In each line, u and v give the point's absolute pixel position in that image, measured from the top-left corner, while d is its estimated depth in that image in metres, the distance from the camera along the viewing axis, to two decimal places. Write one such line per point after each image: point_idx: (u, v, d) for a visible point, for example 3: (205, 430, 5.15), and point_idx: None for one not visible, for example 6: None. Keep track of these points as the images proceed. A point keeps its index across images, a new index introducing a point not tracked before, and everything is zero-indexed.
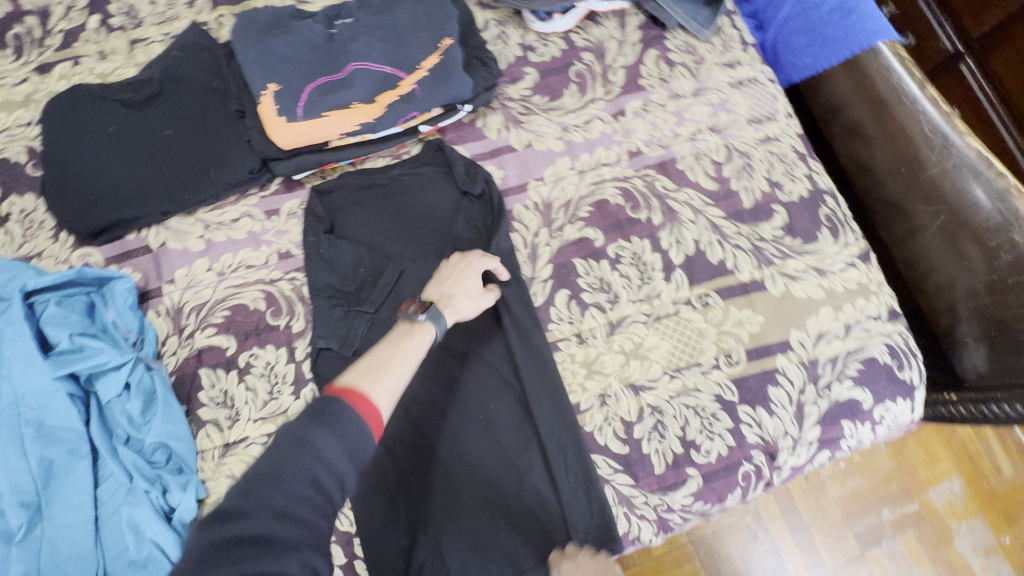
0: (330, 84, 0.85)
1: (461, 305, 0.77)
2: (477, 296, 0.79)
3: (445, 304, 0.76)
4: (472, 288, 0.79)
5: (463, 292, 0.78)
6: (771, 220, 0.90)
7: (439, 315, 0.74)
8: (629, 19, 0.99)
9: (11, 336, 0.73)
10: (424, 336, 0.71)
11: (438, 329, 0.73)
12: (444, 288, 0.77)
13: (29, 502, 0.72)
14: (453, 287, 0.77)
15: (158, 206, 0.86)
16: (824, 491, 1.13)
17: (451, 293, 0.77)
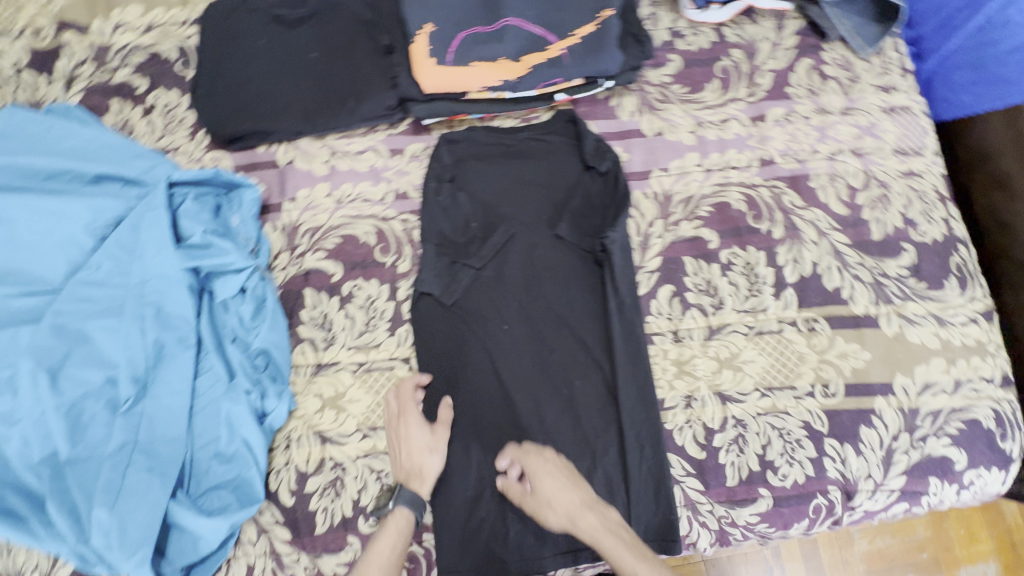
0: (482, 36, 0.85)
1: (427, 471, 0.75)
2: (431, 443, 0.77)
3: (415, 478, 0.75)
4: (423, 441, 0.76)
5: (419, 452, 0.76)
6: (898, 257, 0.86)
7: (408, 493, 0.73)
8: (788, 21, 0.95)
9: (150, 221, 0.77)
10: (402, 524, 0.72)
11: (414, 510, 0.73)
12: (404, 462, 0.76)
13: (138, 379, 0.76)
14: (409, 454, 0.76)
15: (292, 125, 0.88)
16: (851, 543, 1.07)
17: (418, 465, 0.75)
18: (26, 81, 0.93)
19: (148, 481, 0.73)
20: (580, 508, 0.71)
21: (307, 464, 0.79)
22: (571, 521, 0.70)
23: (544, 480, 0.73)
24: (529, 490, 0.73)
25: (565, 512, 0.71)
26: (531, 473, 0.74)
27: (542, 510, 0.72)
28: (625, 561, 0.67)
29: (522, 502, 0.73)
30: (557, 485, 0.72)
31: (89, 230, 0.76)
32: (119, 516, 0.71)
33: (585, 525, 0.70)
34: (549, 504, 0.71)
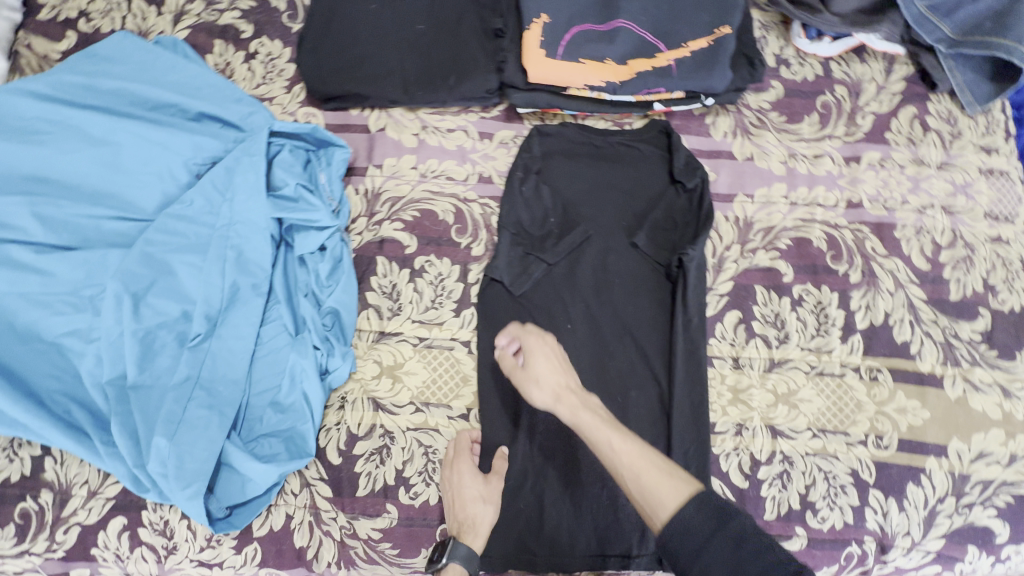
0: (594, 34, 0.84)
1: (479, 520, 0.74)
2: (485, 493, 0.76)
3: (468, 532, 0.73)
4: (476, 490, 0.76)
5: (472, 501, 0.75)
6: (973, 321, 0.85)
7: (463, 546, 0.72)
8: (898, 66, 0.93)
9: (246, 166, 0.78)
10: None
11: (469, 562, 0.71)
12: (457, 513, 0.75)
13: (210, 318, 0.76)
14: (462, 504, 0.75)
15: (390, 93, 0.88)
16: None
17: (471, 515, 0.75)
18: (137, 9, 0.95)
19: (207, 418, 0.74)
20: (566, 388, 0.73)
21: (358, 427, 0.81)
22: (554, 400, 0.72)
23: (536, 358, 0.75)
24: (520, 366, 0.76)
25: (551, 390, 0.73)
26: (527, 350, 0.76)
27: (528, 385, 0.74)
28: (601, 434, 0.68)
29: (512, 376, 0.76)
30: (548, 363, 0.74)
31: (187, 166, 0.78)
32: (176, 448, 0.72)
33: (566, 405, 0.71)
34: (536, 379, 0.74)
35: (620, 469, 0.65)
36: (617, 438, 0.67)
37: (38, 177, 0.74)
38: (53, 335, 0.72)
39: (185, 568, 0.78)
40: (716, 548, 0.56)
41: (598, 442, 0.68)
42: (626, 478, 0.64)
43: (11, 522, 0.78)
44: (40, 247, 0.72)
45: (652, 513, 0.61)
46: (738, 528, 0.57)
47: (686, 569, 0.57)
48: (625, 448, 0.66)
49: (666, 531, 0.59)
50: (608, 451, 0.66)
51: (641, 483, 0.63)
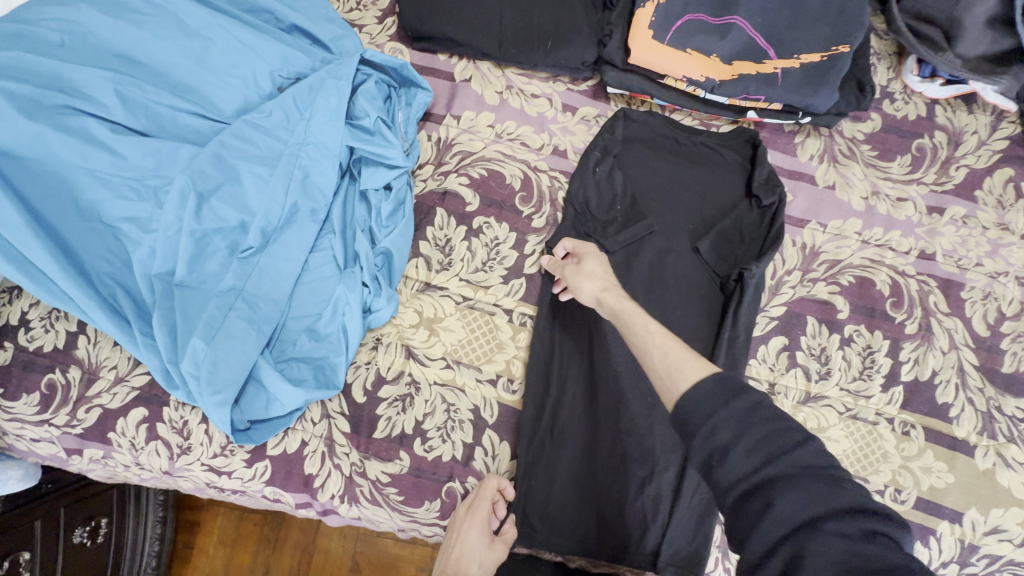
0: (706, 25, 0.81)
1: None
2: (487, 557, 0.73)
3: None
4: (478, 550, 0.73)
5: (472, 560, 0.72)
6: (1019, 398, 0.83)
7: None
8: (1005, 124, 0.89)
9: (331, 89, 0.76)
10: None
11: None
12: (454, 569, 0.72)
13: (265, 234, 0.76)
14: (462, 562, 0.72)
15: (484, 45, 0.85)
16: None
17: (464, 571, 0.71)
18: None
19: (245, 331, 0.74)
20: (614, 287, 0.72)
21: (387, 371, 0.81)
22: (602, 291, 0.72)
23: (590, 258, 0.76)
24: (573, 262, 0.78)
25: (601, 283, 0.73)
26: (581, 253, 0.78)
27: (578, 278, 0.75)
28: (636, 316, 0.67)
29: (564, 273, 0.78)
30: (597, 268, 0.75)
31: (272, 76, 0.76)
32: (212, 353, 0.72)
33: (612, 297, 0.71)
34: (585, 274, 0.74)
35: (648, 346, 0.63)
36: (654, 326, 0.64)
37: (126, 56, 0.73)
38: (112, 218, 0.71)
39: (195, 470, 0.80)
40: (727, 412, 0.51)
41: (635, 328, 0.66)
42: (653, 353, 0.61)
43: (36, 391, 0.79)
44: (116, 127, 0.71)
45: (672, 384, 0.57)
46: (752, 396, 0.52)
47: (690, 430, 0.53)
48: (660, 330, 0.64)
49: (678, 399, 0.55)
50: (643, 339, 0.64)
51: (667, 361, 0.59)
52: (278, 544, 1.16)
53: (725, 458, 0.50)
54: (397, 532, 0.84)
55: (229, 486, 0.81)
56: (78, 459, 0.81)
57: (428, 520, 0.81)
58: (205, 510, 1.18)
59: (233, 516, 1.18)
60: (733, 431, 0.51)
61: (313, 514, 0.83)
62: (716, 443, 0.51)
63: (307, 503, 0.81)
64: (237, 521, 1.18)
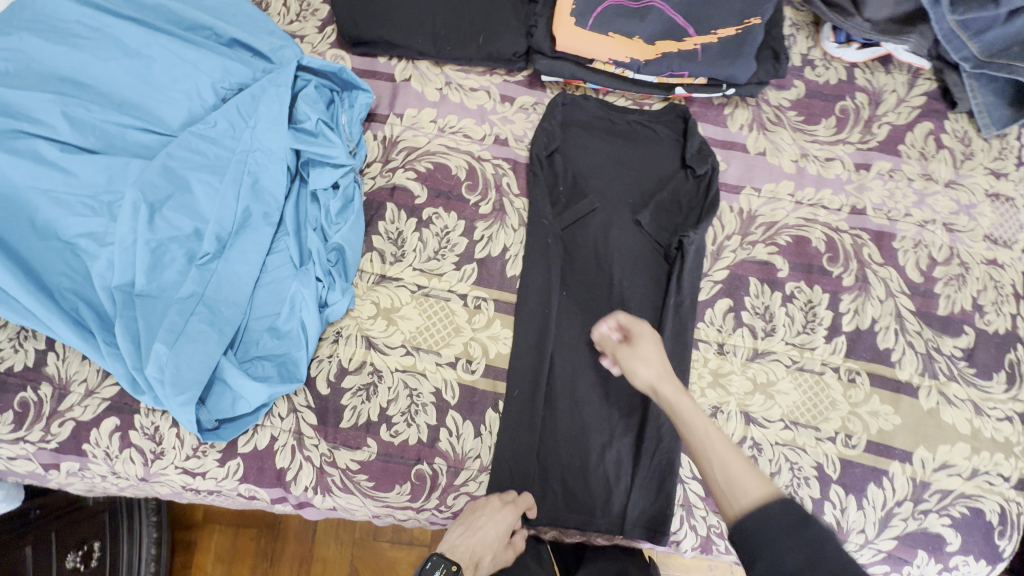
0: (626, 9, 0.85)
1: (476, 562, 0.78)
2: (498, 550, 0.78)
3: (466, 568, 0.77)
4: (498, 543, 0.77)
5: (486, 548, 0.77)
6: (956, 338, 0.87)
7: None
8: (921, 80, 0.94)
9: (272, 95, 0.80)
10: None
11: None
12: (473, 548, 0.77)
13: (220, 240, 0.79)
14: (481, 547, 0.77)
15: (420, 45, 0.89)
16: None
17: (476, 557, 0.77)
18: None
19: (207, 333, 0.77)
20: (669, 376, 0.73)
21: (349, 362, 0.84)
22: (658, 380, 0.72)
23: (644, 341, 0.75)
24: (626, 343, 0.76)
25: (656, 372, 0.73)
26: (634, 331, 0.76)
27: (631, 361, 0.74)
28: (696, 419, 0.68)
29: (614, 352, 0.77)
30: (653, 352, 0.74)
31: (214, 88, 0.80)
32: (175, 357, 0.75)
33: (667, 393, 0.71)
34: (642, 357, 0.74)
35: (708, 451, 0.65)
36: (716, 432, 0.67)
37: (72, 80, 0.76)
38: (69, 235, 0.74)
39: (170, 474, 0.82)
40: (790, 542, 0.56)
41: (692, 428, 0.67)
42: (714, 465, 0.64)
43: (9, 409, 0.82)
44: (65, 147, 0.74)
45: (738, 501, 0.61)
46: (817, 531, 0.56)
47: (754, 556, 0.57)
48: (720, 437, 0.66)
49: (748, 519, 0.59)
50: (703, 438, 0.66)
51: (730, 475, 0.63)
52: (274, 557, 1.18)
53: None
54: (373, 520, 0.87)
55: (205, 487, 0.83)
56: (56, 473, 0.84)
57: (400, 504, 0.83)
58: (201, 529, 1.20)
59: (228, 534, 1.19)
60: (798, 561, 0.55)
61: (290, 508, 0.86)
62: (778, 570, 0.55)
63: (283, 497, 0.84)
64: (233, 538, 1.19)
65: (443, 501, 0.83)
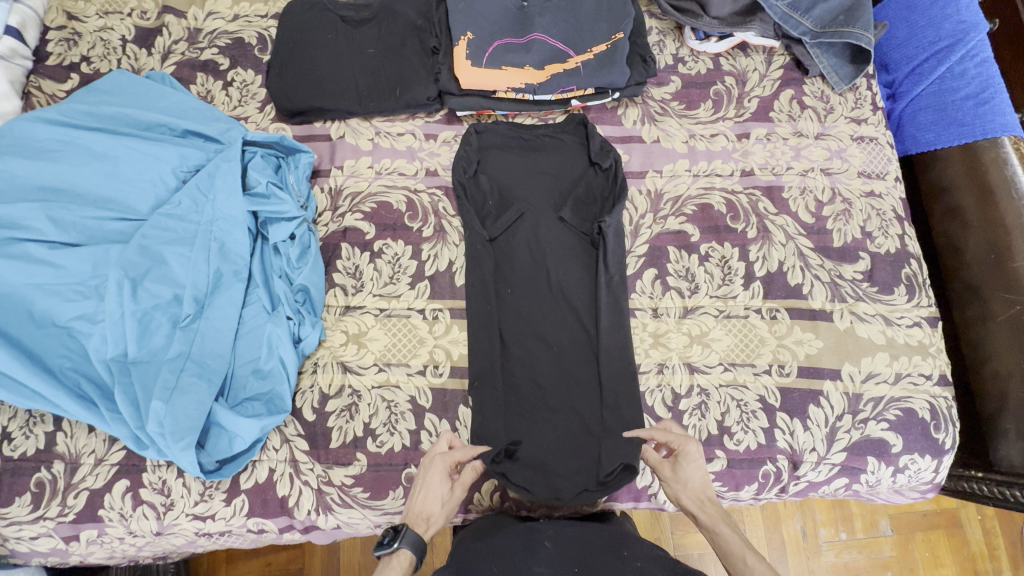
0: (513, 45, 1.01)
1: (432, 514, 0.79)
2: (447, 498, 0.81)
3: (422, 523, 0.78)
4: (440, 493, 0.81)
5: (435, 502, 0.80)
6: (854, 263, 0.99)
7: (412, 532, 0.75)
8: (776, 57, 1.10)
9: (225, 170, 0.93)
10: (402, 563, 0.73)
11: (416, 551, 0.74)
12: (415, 508, 0.79)
13: (199, 300, 0.89)
14: (427, 504, 0.80)
15: (347, 105, 1.04)
16: (779, 525, 1.35)
17: (427, 510, 0.79)
18: (129, 51, 1.10)
19: (197, 384, 0.86)
20: (708, 504, 0.81)
21: (329, 387, 0.93)
22: (697, 507, 0.81)
23: (688, 465, 0.83)
24: (669, 462, 0.85)
25: (696, 499, 0.82)
26: (678, 451, 0.84)
27: (672, 485, 0.83)
28: (737, 549, 0.74)
29: (658, 469, 0.85)
30: (694, 480, 0.82)
31: (175, 172, 0.92)
32: (171, 410, 0.83)
33: (708, 524, 0.79)
34: (682, 483, 0.83)
35: None
36: (758, 565, 0.73)
37: (51, 188, 0.88)
38: (64, 319, 0.84)
39: (182, 522, 0.89)
40: None
41: (732, 557, 0.75)
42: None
43: (27, 491, 0.89)
44: (52, 245, 0.85)
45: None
46: None
47: None
48: (759, 567, 0.73)
49: None
50: (740, 569, 0.73)
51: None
52: None
53: None
54: (376, 530, 0.94)
55: (216, 528, 0.90)
56: (77, 544, 0.90)
57: (396, 509, 0.90)
58: None
59: None
60: None
61: (298, 534, 0.93)
62: None
63: (289, 525, 0.91)
64: None
65: None
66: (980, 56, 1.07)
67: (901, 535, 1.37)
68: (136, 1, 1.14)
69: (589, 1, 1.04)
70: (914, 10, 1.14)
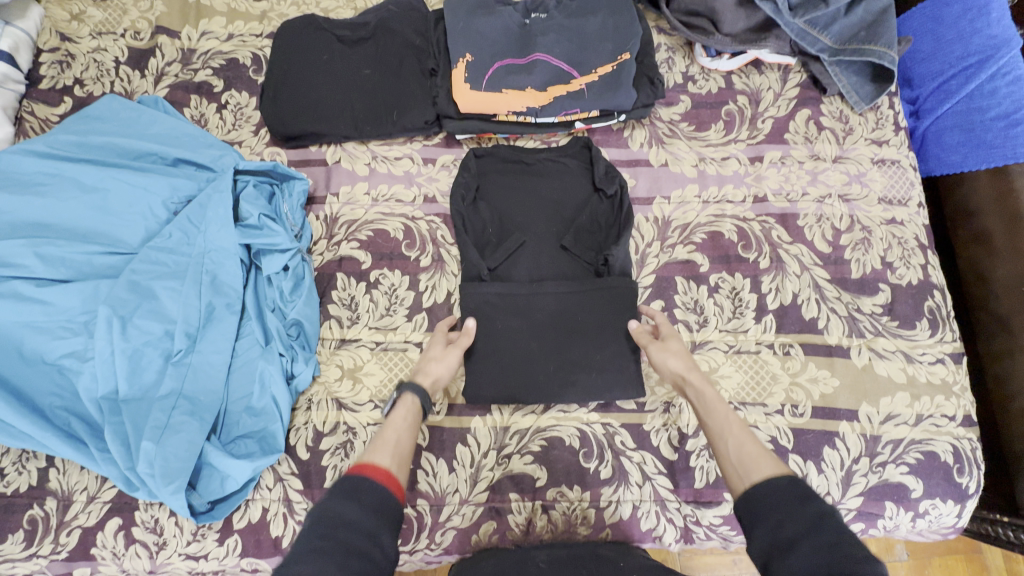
0: (514, 67, 0.97)
1: (431, 369, 0.82)
2: (441, 356, 0.84)
3: (421, 377, 0.81)
4: (435, 351, 0.85)
5: (434, 358, 0.83)
6: (874, 296, 0.94)
7: (413, 380, 0.78)
8: (792, 75, 1.05)
9: (216, 201, 0.90)
10: (412, 406, 0.75)
11: (422, 399, 0.76)
12: (418, 366, 0.83)
13: (190, 335, 0.87)
14: (425, 360, 0.83)
15: (343, 130, 1.01)
16: None
17: (425, 367, 0.82)
18: (122, 72, 1.08)
19: (189, 423, 0.83)
20: (696, 370, 0.79)
21: (323, 425, 0.91)
22: (685, 370, 0.79)
23: (673, 338, 0.84)
24: (657, 340, 0.85)
25: (684, 364, 0.80)
26: (667, 333, 0.85)
27: (661, 353, 0.82)
28: (720, 406, 0.72)
29: (646, 345, 0.85)
30: (681, 350, 0.81)
31: (166, 205, 0.90)
32: (161, 450, 0.81)
33: (694, 380, 0.77)
34: (669, 350, 0.82)
35: (725, 434, 0.69)
36: (735, 419, 0.70)
37: (40, 224, 0.86)
38: (53, 357, 0.82)
39: (175, 561, 0.87)
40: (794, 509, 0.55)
41: (715, 411, 0.72)
42: (729, 443, 0.67)
43: (20, 528, 0.88)
44: (41, 282, 0.83)
45: (747, 473, 0.62)
46: (823, 507, 0.54)
47: (755, 519, 0.58)
48: (737, 421, 0.70)
49: (755, 487, 0.60)
50: (722, 423, 0.70)
51: (743, 459, 0.64)
52: None
53: (789, 551, 0.52)
54: None
55: (209, 568, 0.88)
56: None
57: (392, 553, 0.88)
58: None
59: None
60: (800, 528, 0.53)
61: None
62: (781, 534, 0.54)
63: None
64: None
65: (433, 540, 0.86)
66: (1014, 73, 0.99)
67: (917, 560, 1.23)
68: (129, 21, 1.12)
69: (594, 20, 0.99)
70: (941, 22, 1.07)
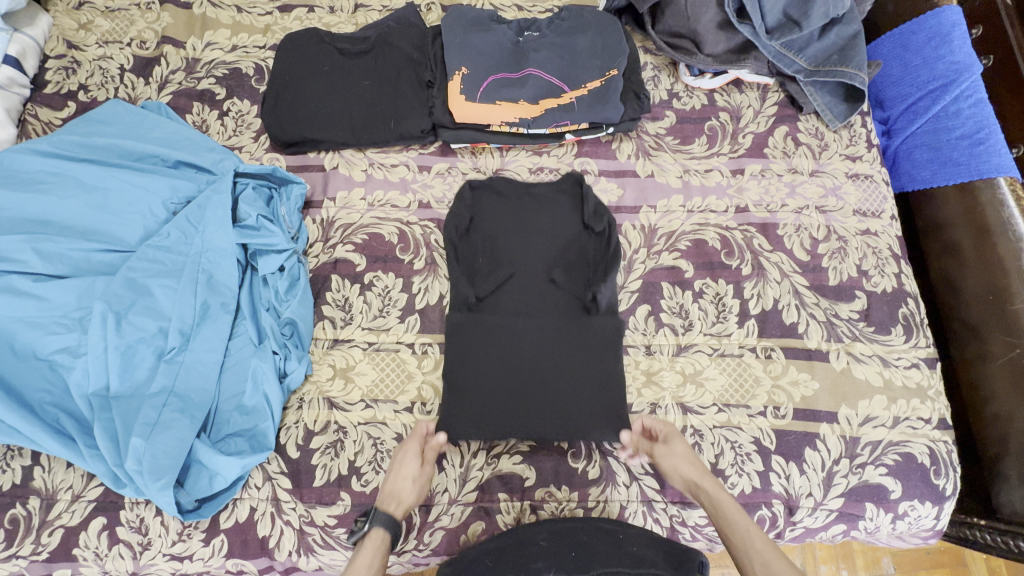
0: (508, 80, 1.02)
1: (403, 493, 0.81)
2: (417, 475, 0.83)
3: (392, 502, 0.80)
4: (411, 469, 0.83)
5: (407, 479, 0.82)
6: (851, 302, 0.98)
7: (383, 513, 0.78)
8: (770, 94, 1.11)
9: (216, 202, 0.92)
10: (379, 544, 0.77)
11: (392, 531, 0.78)
12: (387, 487, 0.81)
13: (184, 333, 0.87)
14: (400, 481, 0.82)
15: (341, 137, 1.04)
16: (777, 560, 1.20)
17: (398, 490, 0.81)
18: (127, 80, 1.11)
19: (179, 420, 0.84)
20: (705, 472, 0.82)
21: (314, 424, 0.91)
22: (698, 475, 0.81)
23: (677, 439, 0.85)
24: (660, 442, 0.86)
25: (694, 468, 0.82)
26: (667, 433, 0.86)
27: (668, 458, 0.83)
28: (737, 516, 0.76)
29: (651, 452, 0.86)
30: (687, 453, 0.83)
31: (165, 205, 0.92)
32: (151, 446, 0.81)
33: (709, 489, 0.80)
34: (676, 456, 0.83)
35: (751, 551, 0.73)
36: (756, 531, 0.74)
37: (41, 220, 0.88)
38: (45, 352, 0.82)
39: (159, 562, 0.86)
40: None
41: (736, 524, 0.75)
42: (755, 562, 0.72)
43: (0, 528, 0.86)
44: (38, 277, 0.84)
45: None
46: None
47: None
48: (759, 533, 0.74)
49: None
50: (744, 535, 0.74)
51: (771, 573, 0.69)
52: None
53: None
54: None
55: (193, 569, 0.87)
56: None
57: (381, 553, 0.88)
58: None
59: None
60: None
61: None
62: None
63: (269, 566, 0.88)
64: None
65: (421, 541, 0.86)
66: (975, 96, 1.07)
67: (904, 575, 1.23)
68: (136, 31, 1.15)
69: (583, 38, 1.05)
70: (908, 49, 1.15)
